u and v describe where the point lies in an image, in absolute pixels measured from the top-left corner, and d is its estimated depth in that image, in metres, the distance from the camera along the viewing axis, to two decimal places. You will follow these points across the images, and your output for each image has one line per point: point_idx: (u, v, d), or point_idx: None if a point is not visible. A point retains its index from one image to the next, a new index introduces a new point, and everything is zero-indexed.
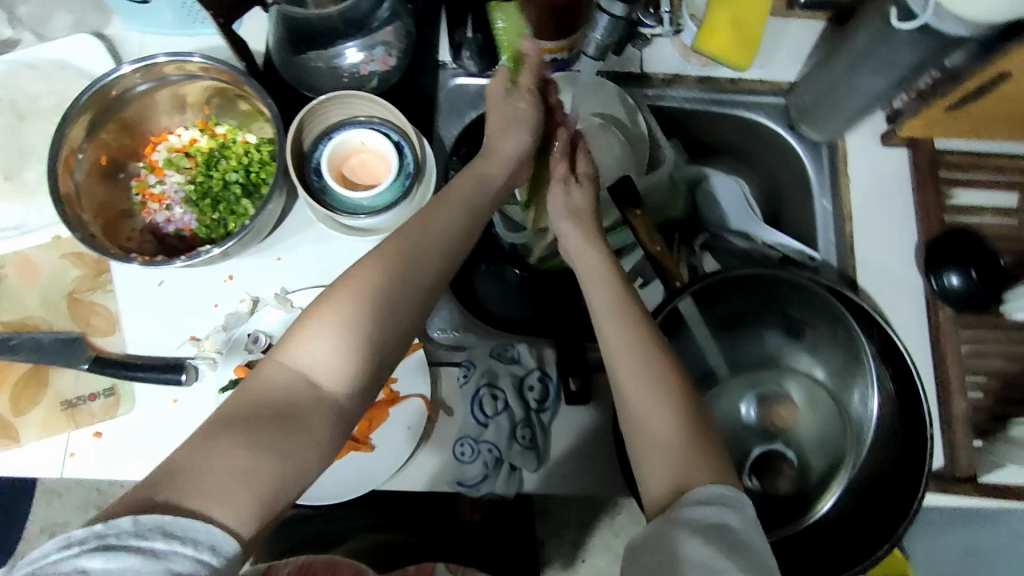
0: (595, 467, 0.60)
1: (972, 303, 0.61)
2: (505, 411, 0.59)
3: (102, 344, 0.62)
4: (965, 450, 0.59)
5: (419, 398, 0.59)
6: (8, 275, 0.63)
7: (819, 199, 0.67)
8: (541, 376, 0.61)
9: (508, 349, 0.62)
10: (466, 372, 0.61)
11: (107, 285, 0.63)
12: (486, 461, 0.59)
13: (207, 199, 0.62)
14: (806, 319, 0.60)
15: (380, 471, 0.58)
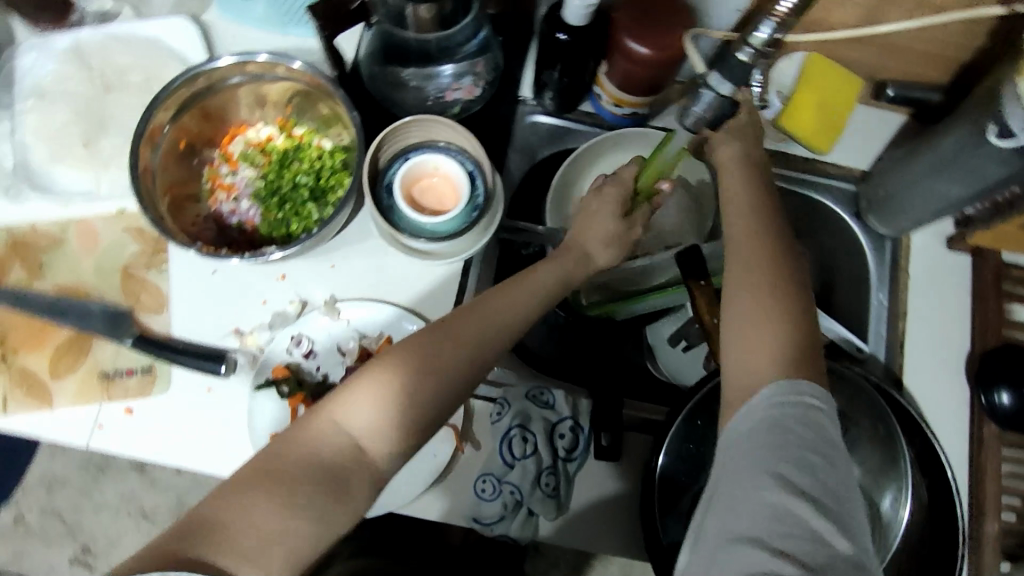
0: (614, 528, 0.59)
1: (1019, 425, 0.59)
2: (532, 455, 0.58)
3: (148, 321, 0.63)
4: (991, 574, 0.57)
5: (451, 429, 0.59)
6: (68, 239, 0.64)
7: (876, 292, 0.67)
8: (573, 426, 0.61)
9: (544, 393, 0.61)
10: (500, 409, 0.60)
11: (162, 265, 0.64)
12: (506, 502, 0.58)
13: (275, 198, 0.63)
14: (848, 413, 0.57)
15: (400, 493, 0.58)
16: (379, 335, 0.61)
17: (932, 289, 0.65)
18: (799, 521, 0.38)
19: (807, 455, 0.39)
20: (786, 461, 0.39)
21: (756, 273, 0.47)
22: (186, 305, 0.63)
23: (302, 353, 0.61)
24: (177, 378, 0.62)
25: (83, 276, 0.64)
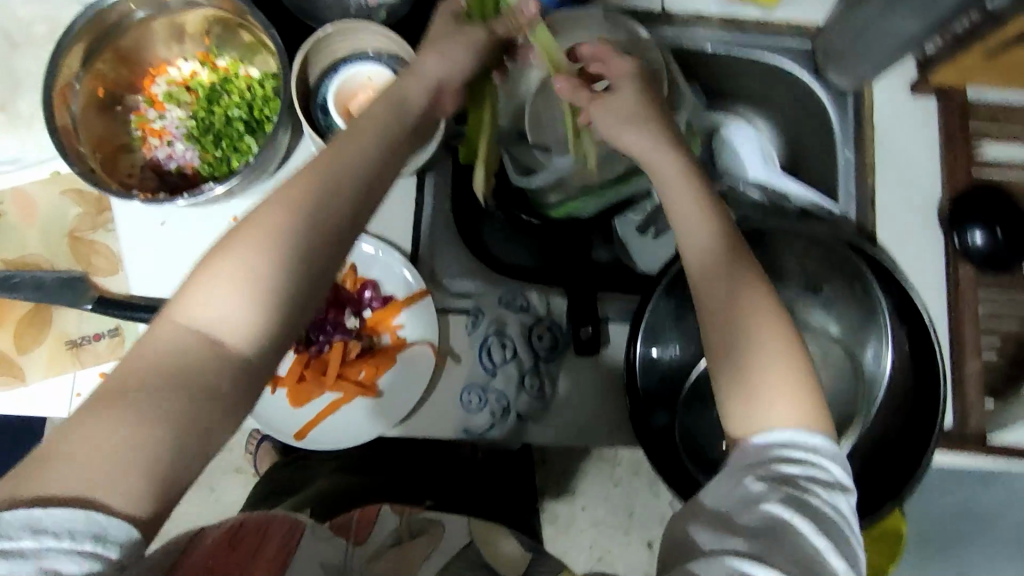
0: (602, 419, 0.60)
1: (994, 260, 0.59)
2: (513, 359, 0.59)
3: (104, 283, 0.61)
4: (976, 410, 0.58)
5: (425, 345, 0.59)
6: (6, 211, 0.62)
7: (842, 149, 0.65)
8: (550, 325, 0.60)
9: (517, 297, 0.61)
10: (475, 320, 0.60)
11: (108, 224, 0.62)
12: (494, 410, 0.58)
13: (209, 135, 0.60)
14: (821, 274, 0.58)
15: (387, 415, 0.58)
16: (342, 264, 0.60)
17: (897, 139, 0.63)
18: (766, 527, 0.39)
19: (800, 484, 0.40)
20: (775, 483, 0.40)
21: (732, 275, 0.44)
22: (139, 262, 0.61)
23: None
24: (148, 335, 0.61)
25: (29, 247, 0.62)
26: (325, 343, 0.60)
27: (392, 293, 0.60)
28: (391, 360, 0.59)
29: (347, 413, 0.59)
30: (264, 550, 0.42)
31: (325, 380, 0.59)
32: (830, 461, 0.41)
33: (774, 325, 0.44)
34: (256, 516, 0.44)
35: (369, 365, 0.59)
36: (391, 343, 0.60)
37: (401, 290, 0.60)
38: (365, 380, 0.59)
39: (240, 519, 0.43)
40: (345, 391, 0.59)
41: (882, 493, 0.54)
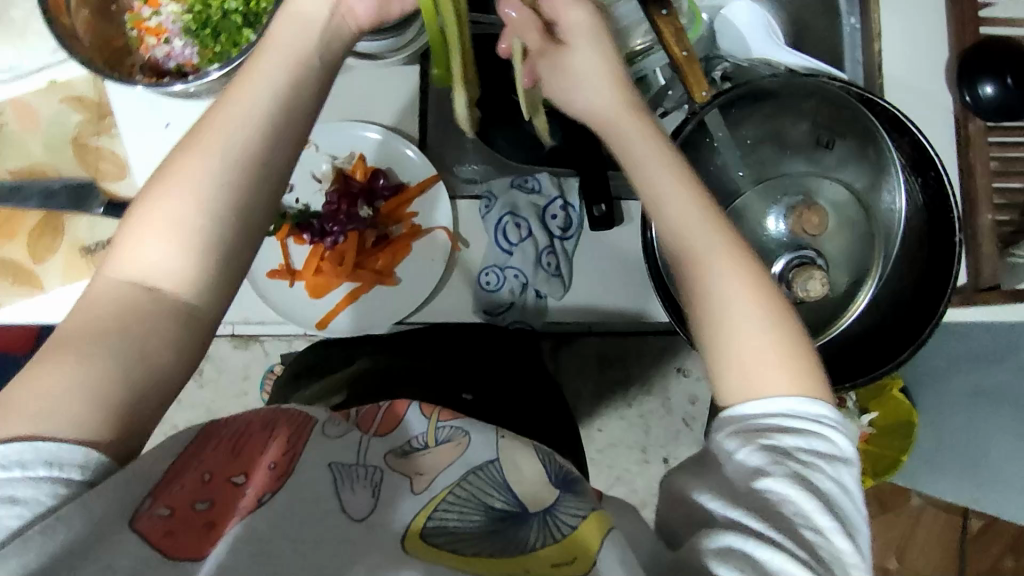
0: (620, 291, 0.62)
1: (1008, 114, 0.58)
2: (529, 238, 0.59)
3: (114, 188, 0.60)
4: (990, 262, 0.59)
5: (441, 231, 0.59)
6: (8, 122, 0.61)
7: (847, 18, 0.66)
8: (564, 205, 0.60)
9: (528, 180, 0.61)
10: (488, 203, 0.60)
11: (112, 129, 0.61)
12: (512, 287, 0.60)
13: (207, 29, 0.59)
14: (834, 130, 0.57)
15: (407, 300, 0.59)
16: (350, 155, 0.60)
17: (898, 8, 0.64)
18: (780, 511, 0.33)
19: (816, 466, 0.34)
20: (790, 461, 0.34)
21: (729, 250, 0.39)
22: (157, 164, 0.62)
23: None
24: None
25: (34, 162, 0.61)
26: (338, 234, 0.59)
27: (405, 181, 0.60)
28: (407, 247, 0.60)
29: (365, 302, 0.60)
30: (273, 451, 0.34)
31: (342, 269, 0.59)
32: (827, 434, 0.35)
33: (766, 300, 0.38)
34: (262, 415, 0.36)
35: (385, 253, 0.59)
36: (406, 231, 0.60)
37: (414, 178, 0.60)
38: (382, 268, 0.59)
39: (249, 416, 0.36)
40: (361, 278, 0.59)
41: (886, 351, 0.56)
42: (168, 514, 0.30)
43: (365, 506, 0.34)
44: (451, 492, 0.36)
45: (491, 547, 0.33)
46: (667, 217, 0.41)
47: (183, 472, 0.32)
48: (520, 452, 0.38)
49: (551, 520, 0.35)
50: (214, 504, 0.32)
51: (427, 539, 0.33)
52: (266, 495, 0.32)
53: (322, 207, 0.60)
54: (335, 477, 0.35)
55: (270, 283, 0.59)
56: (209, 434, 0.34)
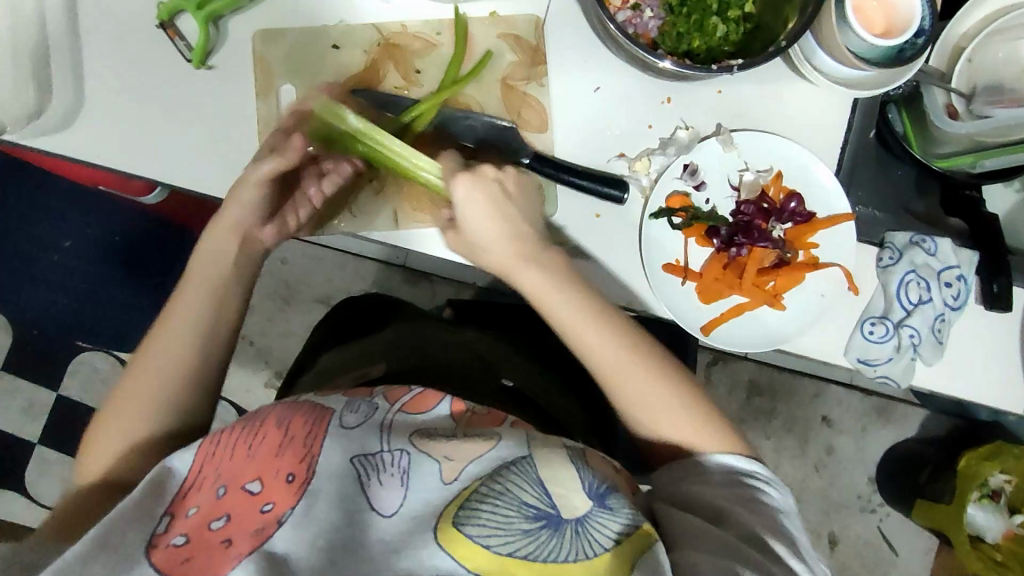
0: (971, 366, 0.68)
1: None
2: (928, 298, 0.67)
3: (535, 139, 0.67)
4: None
5: (840, 267, 0.66)
6: (444, 43, 0.68)
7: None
8: (958, 277, 0.68)
9: (928, 241, 0.69)
10: (894, 257, 0.68)
11: (542, 79, 0.68)
12: (897, 344, 0.67)
13: (685, 8, 0.65)
14: None
15: (790, 326, 0.67)
16: (770, 169, 0.67)
17: None
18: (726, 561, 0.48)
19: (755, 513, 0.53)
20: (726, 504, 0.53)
21: (639, 382, 0.57)
22: (565, 96, 0.68)
23: (694, 183, 0.67)
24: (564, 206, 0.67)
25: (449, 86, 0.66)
26: (744, 246, 0.67)
27: (813, 212, 0.67)
28: (801, 276, 0.67)
29: (748, 318, 0.67)
30: (269, 451, 0.46)
31: (738, 283, 0.67)
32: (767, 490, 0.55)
33: (673, 391, 0.58)
34: (280, 414, 0.49)
35: (781, 277, 0.67)
36: (802, 259, 0.67)
37: (824, 210, 0.68)
38: (775, 290, 0.67)
39: (267, 414, 0.49)
40: (754, 298, 0.67)
41: None
42: (186, 541, 0.43)
43: (394, 499, 0.46)
44: (479, 486, 0.45)
45: (518, 548, 0.43)
46: (668, 429, 0.58)
47: (200, 483, 0.45)
48: (553, 466, 0.47)
49: (582, 530, 0.45)
50: (229, 512, 0.44)
51: (460, 530, 0.43)
52: (285, 511, 0.45)
53: (732, 217, 0.68)
54: (362, 473, 0.47)
55: (667, 277, 0.66)
56: (208, 457, 0.46)
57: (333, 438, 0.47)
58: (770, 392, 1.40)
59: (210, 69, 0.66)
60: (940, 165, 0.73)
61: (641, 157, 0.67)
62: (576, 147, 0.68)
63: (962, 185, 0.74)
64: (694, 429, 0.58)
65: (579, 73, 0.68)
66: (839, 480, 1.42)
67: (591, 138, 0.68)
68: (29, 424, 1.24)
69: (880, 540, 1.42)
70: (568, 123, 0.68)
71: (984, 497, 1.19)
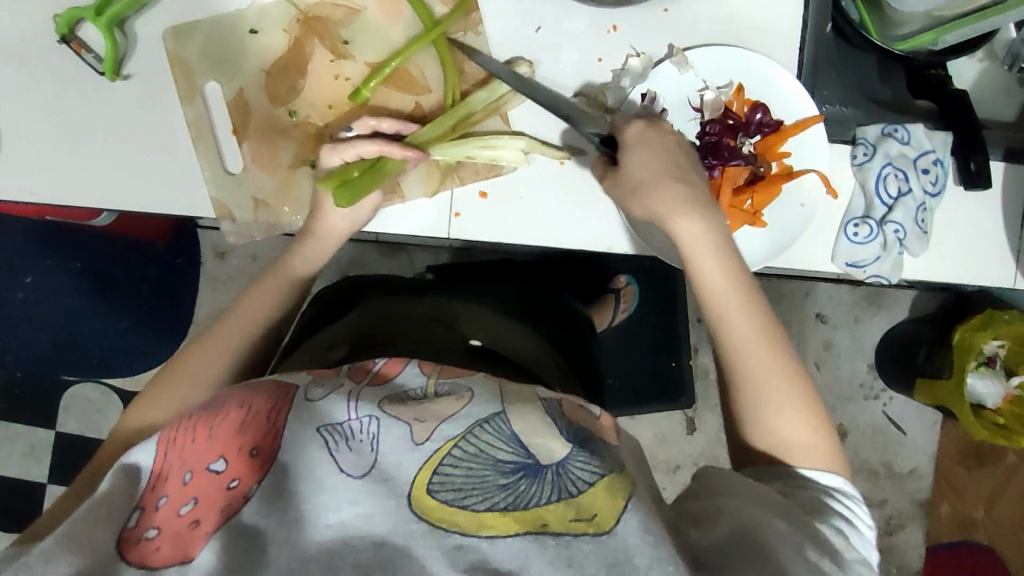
0: (958, 251, 0.68)
1: None
2: (909, 189, 0.66)
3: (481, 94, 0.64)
4: None
5: (817, 173, 0.65)
6: (369, 9, 0.63)
7: None
8: (935, 161, 0.67)
9: (898, 130, 0.67)
10: (868, 151, 0.66)
11: (479, 28, 0.64)
12: (884, 242, 0.66)
13: None
14: None
15: (774, 241, 0.66)
16: (731, 84, 0.65)
17: None
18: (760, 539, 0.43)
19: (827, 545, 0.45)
20: (808, 518, 0.46)
21: (773, 368, 0.53)
22: (505, 42, 0.64)
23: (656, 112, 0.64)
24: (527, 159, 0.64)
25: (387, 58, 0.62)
26: (716, 168, 0.65)
27: (781, 119, 0.65)
28: (779, 188, 0.65)
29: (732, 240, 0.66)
30: (230, 430, 0.45)
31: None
32: (847, 497, 0.50)
33: (799, 393, 0.53)
34: (239, 395, 0.48)
35: (758, 193, 0.65)
36: (777, 171, 0.66)
37: (792, 117, 0.65)
38: (752, 208, 0.65)
39: (228, 398, 0.48)
40: (736, 219, 0.65)
41: None
42: (158, 533, 0.41)
43: (365, 462, 0.43)
44: (453, 449, 0.44)
45: (496, 501, 0.42)
46: (797, 437, 0.52)
47: (167, 472, 0.44)
48: (523, 414, 0.47)
49: (563, 474, 0.43)
50: (197, 496, 0.43)
51: (433, 495, 0.42)
52: (251, 488, 0.43)
53: (698, 140, 0.65)
54: (330, 440, 0.44)
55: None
56: (171, 447, 0.45)
57: (299, 411, 0.46)
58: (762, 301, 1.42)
59: (126, 79, 0.62)
60: (905, 48, 0.70)
61: (597, 95, 0.64)
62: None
63: (929, 65, 0.72)
64: (815, 450, 0.52)
65: (517, 15, 0.64)
66: (840, 374, 1.44)
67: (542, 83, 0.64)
68: (33, 466, 1.22)
69: (887, 423, 1.45)
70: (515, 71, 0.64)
71: (981, 365, 1.21)
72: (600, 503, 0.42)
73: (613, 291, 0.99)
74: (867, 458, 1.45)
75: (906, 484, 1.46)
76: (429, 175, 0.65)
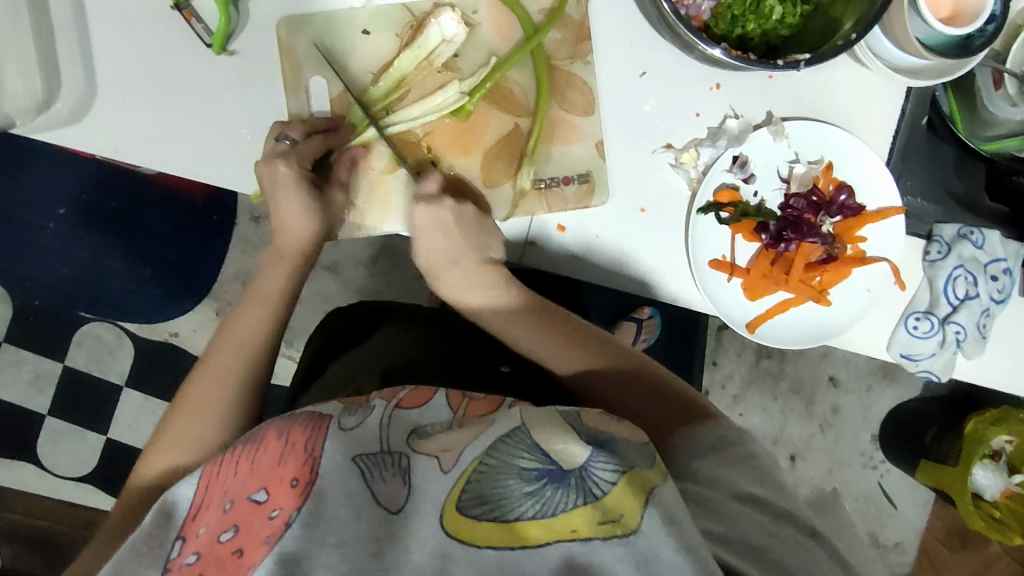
0: (1011, 358, 0.68)
1: None
2: (974, 294, 0.67)
3: (579, 124, 0.64)
4: None
5: (888, 263, 0.65)
6: (483, 23, 0.64)
7: None
8: (1003, 269, 0.68)
9: (973, 233, 0.68)
10: (940, 250, 0.67)
11: (588, 58, 0.64)
12: (942, 339, 0.66)
13: None
14: None
15: (835, 321, 0.66)
16: (821, 159, 0.65)
17: None
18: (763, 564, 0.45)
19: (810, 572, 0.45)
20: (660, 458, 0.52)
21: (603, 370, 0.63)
22: (609, 77, 0.64)
23: (744, 176, 0.64)
24: (610, 195, 0.64)
25: (490, 73, 0.63)
26: (792, 242, 0.65)
27: (863, 204, 0.66)
28: (847, 271, 0.66)
29: (793, 313, 0.66)
30: (269, 459, 0.45)
31: (785, 279, 0.66)
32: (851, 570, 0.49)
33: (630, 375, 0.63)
34: (278, 426, 0.49)
35: (829, 272, 0.66)
36: (850, 253, 0.66)
37: (872, 203, 0.66)
38: (820, 285, 0.66)
39: (267, 428, 0.49)
40: (801, 294, 0.66)
41: None
42: (197, 557, 0.42)
43: (399, 493, 0.44)
44: (479, 465, 0.44)
45: (524, 511, 0.42)
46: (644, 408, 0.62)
47: (208, 505, 0.45)
48: (548, 431, 0.46)
49: (587, 478, 0.43)
50: (237, 524, 0.43)
51: (461, 512, 0.42)
52: (292, 512, 0.42)
53: (781, 211, 0.65)
54: (364, 469, 0.45)
55: (714, 274, 0.65)
56: (213, 480, 0.47)
57: (334, 439, 0.47)
58: (780, 355, 1.43)
59: (230, 55, 0.61)
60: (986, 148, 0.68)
61: (688, 147, 0.64)
62: (620, 133, 0.64)
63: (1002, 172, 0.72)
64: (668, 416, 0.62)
65: (624, 55, 0.64)
66: (843, 439, 1.45)
67: (635, 125, 0.64)
68: (36, 395, 1.21)
69: (880, 495, 1.47)
70: (613, 108, 0.64)
71: (985, 457, 1.21)
72: (626, 502, 0.42)
73: (635, 321, 0.97)
74: (855, 526, 1.46)
75: (887, 556, 1.47)
76: (520, 198, 0.64)
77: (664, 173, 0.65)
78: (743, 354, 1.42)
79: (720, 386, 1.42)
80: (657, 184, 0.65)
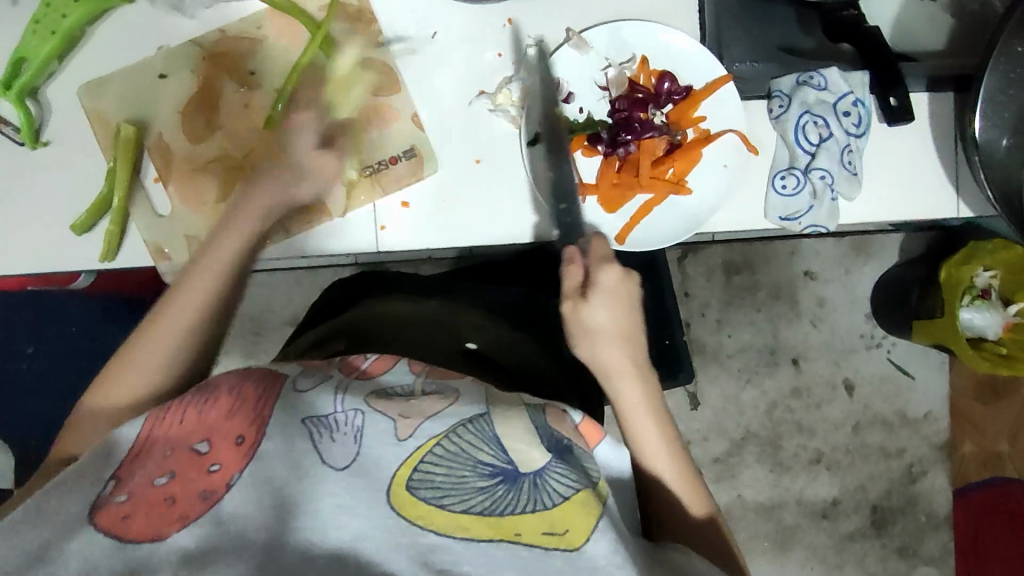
0: (883, 186, 0.67)
1: None
2: (830, 136, 0.65)
3: (389, 101, 0.65)
4: None
5: (734, 133, 0.64)
6: (268, 35, 0.64)
7: None
8: (856, 102, 0.65)
9: (814, 77, 0.65)
10: (784, 103, 0.66)
11: (379, 38, 0.65)
12: (812, 190, 0.65)
13: None
14: None
15: (700, 205, 0.65)
16: (633, 58, 0.65)
17: None
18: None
19: None
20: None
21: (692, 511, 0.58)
22: (404, 48, 0.65)
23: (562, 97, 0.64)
24: (444, 158, 0.65)
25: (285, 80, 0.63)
26: (631, 144, 0.65)
27: (689, 85, 0.65)
28: (698, 153, 0.65)
29: (658, 212, 0.66)
30: (220, 413, 0.43)
31: (636, 181, 0.65)
32: None
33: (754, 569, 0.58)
34: (231, 380, 0.45)
35: (678, 161, 0.65)
36: (694, 136, 0.65)
37: (699, 82, 0.65)
38: (675, 176, 0.65)
39: (221, 383, 0.45)
40: (658, 190, 0.65)
41: None
42: (126, 498, 0.39)
43: (348, 453, 0.42)
44: (435, 446, 0.42)
45: (473, 504, 0.40)
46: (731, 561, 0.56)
47: (150, 451, 0.41)
48: (510, 421, 0.46)
49: (541, 483, 0.42)
50: (176, 471, 0.40)
51: (412, 491, 0.40)
52: (235, 474, 0.40)
53: (610, 118, 0.65)
54: (314, 431, 0.43)
55: None
56: (161, 423, 0.42)
57: (287, 400, 0.45)
58: (748, 267, 1.39)
59: (46, 145, 0.64)
60: None
61: (500, 88, 0.64)
62: (432, 97, 0.65)
63: None
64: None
65: (413, 20, 0.64)
66: (839, 328, 1.40)
67: (445, 82, 0.65)
68: None
69: (894, 370, 1.40)
70: (421, 75, 0.65)
71: (976, 298, 1.16)
72: (571, 518, 0.42)
73: None
74: (879, 410, 1.40)
75: (922, 429, 1.39)
76: (351, 189, 0.65)
77: (488, 122, 0.65)
78: (710, 277, 1.39)
79: (698, 314, 1.39)
80: (484, 134, 0.65)
